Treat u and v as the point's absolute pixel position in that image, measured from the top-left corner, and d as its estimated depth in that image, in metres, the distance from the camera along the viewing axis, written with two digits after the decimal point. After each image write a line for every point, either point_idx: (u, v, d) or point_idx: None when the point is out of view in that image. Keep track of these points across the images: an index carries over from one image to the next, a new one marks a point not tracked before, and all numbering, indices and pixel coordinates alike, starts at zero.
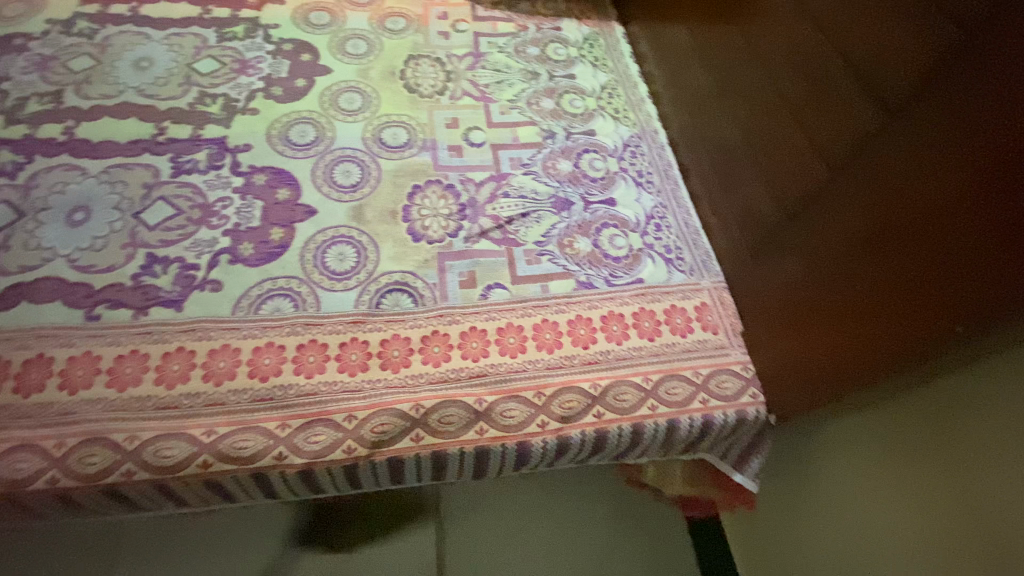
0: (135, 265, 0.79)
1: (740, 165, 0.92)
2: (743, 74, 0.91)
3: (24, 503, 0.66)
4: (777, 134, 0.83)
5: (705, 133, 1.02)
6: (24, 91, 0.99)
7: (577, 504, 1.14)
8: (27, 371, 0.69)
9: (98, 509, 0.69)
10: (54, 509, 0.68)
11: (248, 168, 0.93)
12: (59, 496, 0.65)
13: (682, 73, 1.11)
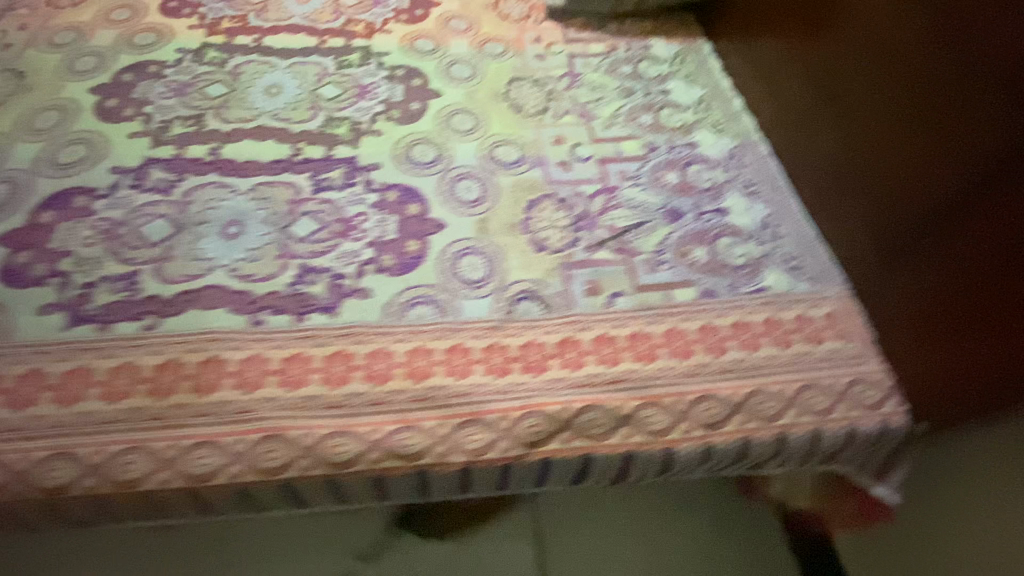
0: (291, 275, 0.85)
1: (851, 176, 0.92)
2: (856, 84, 0.91)
3: (208, 501, 0.70)
4: (895, 135, 0.83)
5: (812, 144, 1.03)
6: (168, 114, 1.05)
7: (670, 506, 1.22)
8: (204, 372, 0.73)
9: (270, 507, 0.72)
10: (230, 505, 0.71)
11: (380, 186, 0.99)
12: (242, 491, 0.69)
13: (780, 83, 1.13)
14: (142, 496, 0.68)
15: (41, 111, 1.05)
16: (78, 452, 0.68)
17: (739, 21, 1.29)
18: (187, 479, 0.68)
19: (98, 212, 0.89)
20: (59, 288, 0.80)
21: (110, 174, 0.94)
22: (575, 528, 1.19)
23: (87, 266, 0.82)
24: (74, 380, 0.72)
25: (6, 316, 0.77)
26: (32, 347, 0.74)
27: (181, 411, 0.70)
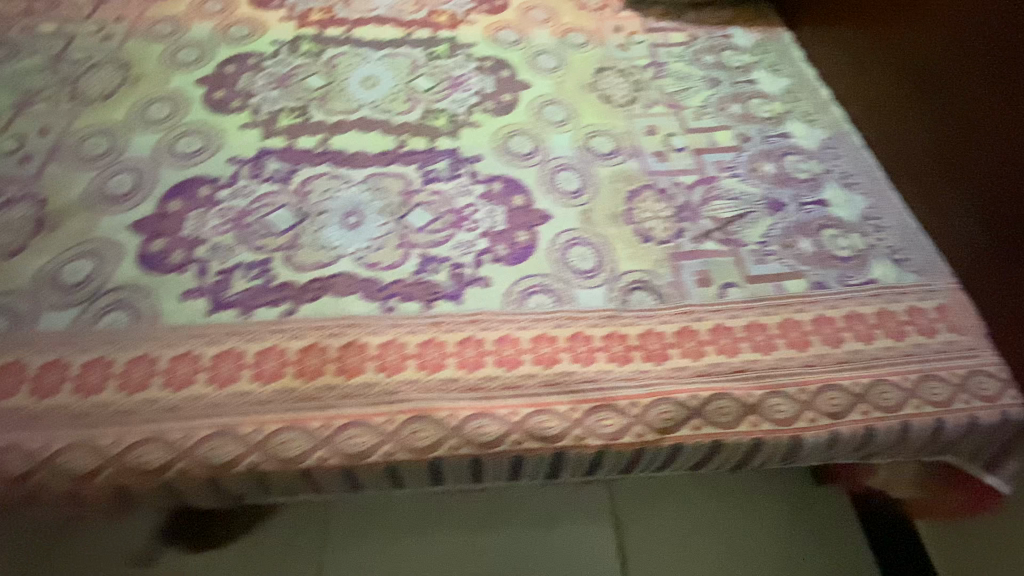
0: (413, 264, 0.88)
1: (956, 163, 0.93)
2: (957, 71, 0.92)
3: (359, 476, 0.72)
4: (1010, 120, 0.83)
5: (907, 132, 1.03)
6: (273, 106, 1.08)
7: (748, 503, 1.21)
8: (346, 355, 0.77)
9: (412, 485, 0.75)
10: (376, 482, 0.74)
11: (485, 177, 1.01)
12: (393, 468, 0.72)
13: (868, 71, 1.12)
14: (299, 472, 0.70)
15: (151, 102, 1.07)
16: (237, 429, 0.71)
17: (822, 7, 1.27)
18: (343, 457, 0.71)
19: (223, 201, 0.92)
20: (198, 275, 0.83)
21: (229, 165, 0.97)
22: (650, 514, 1.19)
23: (222, 254, 0.85)
24: (224, 362, 0.75)
25: (151, 301, 0.80)
26: (180, 332, 0.77)
27: (329, 392, 0.73)
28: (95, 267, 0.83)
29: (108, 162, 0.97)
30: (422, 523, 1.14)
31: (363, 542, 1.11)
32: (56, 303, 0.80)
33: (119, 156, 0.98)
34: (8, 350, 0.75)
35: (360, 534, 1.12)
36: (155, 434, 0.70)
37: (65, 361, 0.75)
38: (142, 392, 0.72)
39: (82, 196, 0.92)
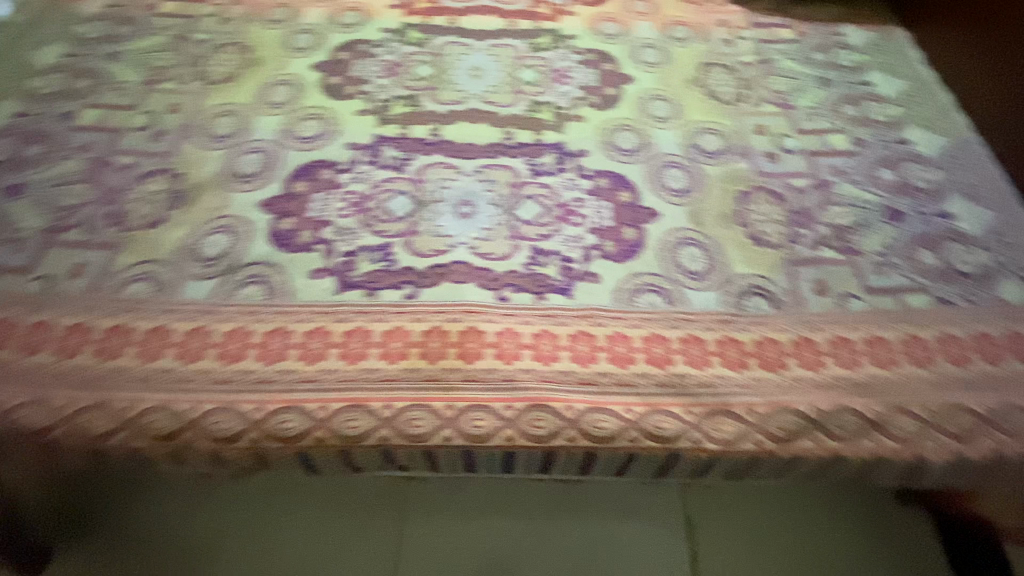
0: (524, 256, 0.89)
1: None
2: None
3: (477, 457, 0.76)
4: None
5: None
6: (386, 94, 1.11)
7: (830, 522, 1.09)
8: (466, 341, 0.80)
9: (524, 470, 0.78)
10: (491, 464, 0.77)
11: (592, 171, 1.01)
12: (510, 453, 0.75)
13: (1001, 78, 1.06)
14: (422, 449, 0.74)
15: (272, 85, 1.12)
16: (368, 404, 0.75)
17: (948, 4, 1.20)
18: (465, 438, 0.74)
19: (345, 185, 0.97)
20: (325, 254, 0.88)
21: (348, 150, 1.02)
22: (723, 522, 1.09)
23: (347, 236, 0.91)
24: (352, 339, 0.80)
25: (285, 277, 0.85)
26: (312, 308, 0.82)
27: (451, 374, 0.77)
28: (232, 242, 0.88)
29: (237, 142, 1.02)
30: (482, 507, 1.06)
31: (421, 520, 1.05)
32: (197, 273, 0.85)
33: (246, 137, 1.03)
34: (155, 315, 0.80)
35: (419, 515, 1.06)
36: (291, 403, 0.74)
37: (207, 328, 0.79)
38: (280, 362, 0.77)
39: (215, 173, 0.97)
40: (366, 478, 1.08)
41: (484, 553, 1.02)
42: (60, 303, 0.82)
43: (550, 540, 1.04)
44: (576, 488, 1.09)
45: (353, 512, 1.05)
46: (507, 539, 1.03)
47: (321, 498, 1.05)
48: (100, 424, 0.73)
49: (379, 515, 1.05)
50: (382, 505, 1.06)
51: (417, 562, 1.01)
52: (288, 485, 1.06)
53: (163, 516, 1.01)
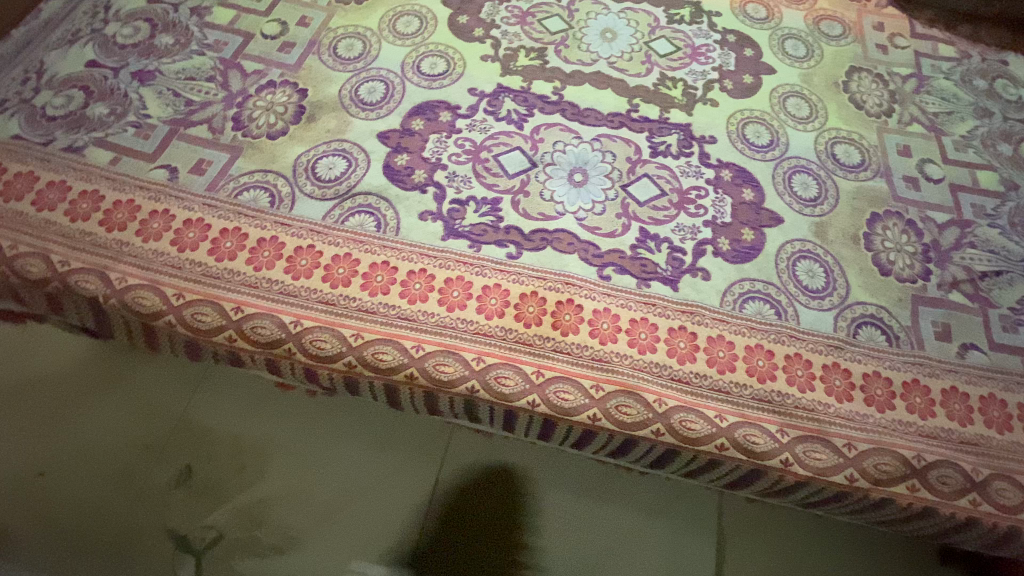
0: (632, 237, 0.86)
1: None
2: None
3: (555, 427, 0.75)
4: None
5: None
6: (513, 42, 1.07)
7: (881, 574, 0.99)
8: (561, 312, 0.78)
9: (598, 448, 0.78)
10: (567, 436, 0.77)
11: (716, 161, 0.95)
12: (591, 431, 0.74)
13: None
14: (505, 408, 0.75)
15: (400, 14, 1.09)
16: (462, 353, 0.75)
17: None
18: (550, 408, 0.73)
19: (461, 130, 0.95)
20: (436, 198, 0.88)
21: (469, 95, 0.99)
22: (756, 541, 1.03)
23: (458, 182, 0.90)
24: (451, 287, 0.80)
25: (395, 214, 0.86)
26: (418, 249, 0.83)
27: (543, 341, 0.76)
28: (349, 167, 0.89)
29: (360, 67, 1.01)
30: (520, 470, 1.06)
31: (456, 470, 1.07)
32: (311, 192, 0.86)
33: (370, 64, 1.01)
34: (268, 226, 0.81)
35: (458, 463, 1.07)
36: (389, 337, 0.75)
37: (316, 248, 0.81)
38: (382, 295, 0.78)
39: (337, 96, 0.97)
40: (410, 419, 1.10)
41: (513, 516, 1.03)
42: (180, 196, 0.82)
43: (579, 519, 1.03)
44: (613, 472, 1.07)
45: (393, 447, 1.07)
46: (537, 508, 1.04)
47: (368, 426, 1.09)
48: (210, 318, 0.74)
49: (418, 457, 1.07)
50: (424, 447, 1.08)
51: (448, 508, 1.03)
52: (337, 407, 1.10)
53: (218, 408, 1.07)
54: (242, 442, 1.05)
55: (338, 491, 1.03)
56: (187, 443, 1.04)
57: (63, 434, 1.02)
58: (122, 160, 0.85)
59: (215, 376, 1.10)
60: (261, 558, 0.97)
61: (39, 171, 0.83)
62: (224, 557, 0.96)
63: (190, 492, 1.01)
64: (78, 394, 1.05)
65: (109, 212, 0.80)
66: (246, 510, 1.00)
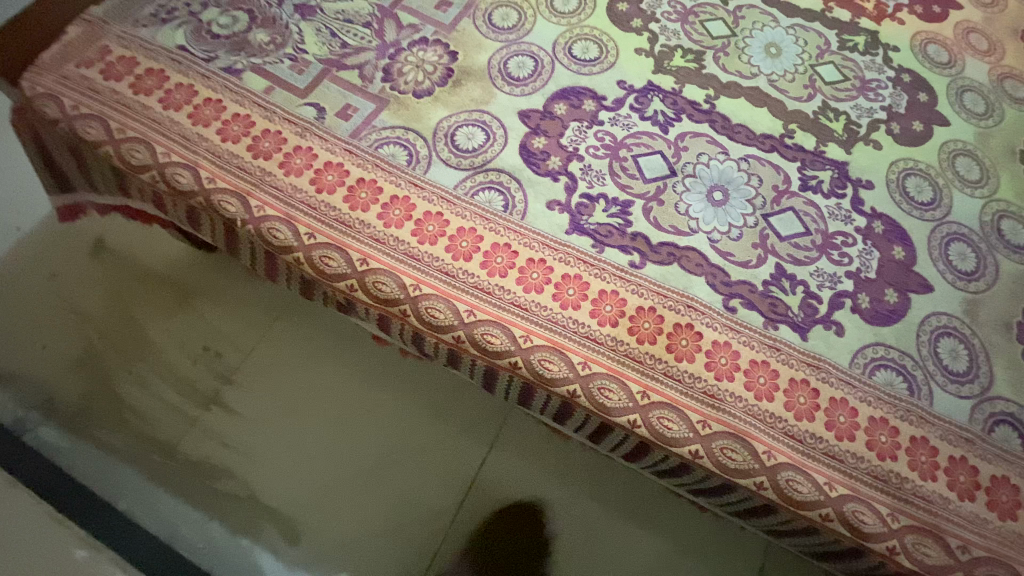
0: (767, 272, 0.81)
1: None
2: None
3: (651, 451, 0.74)
4: None
5: None
6: (670, 40, 1.01)
7: None
8: (679, 337, 0.75)
9: (686, 480, 0.77)
10: (659, 462, 0.76)
11: (869, 210, 0.88)
12: (688, 465, 0.72)
13: None
14: (602, 419, 0.73)
15: None
16: (570, 356, 0.73)
17: None
18: (652, 434, 0.71)
19: (603, 123, 0.91)
20: (566, 189, 0.84)
21: (617, 88, 0.95)
22: None
23: (591, 177, 0.86)
24: (566, 285, 0.77)
25: (524, 197, 0.83)
26: (541, 238, 0.80)
27: (653, 362, 0.73)
28: (487, 140, 0.87)
29: (511, 39, 0.97)
30: (567, 467, 1.20)
31: (504, 457, 1.21)
32: (447, 158, 0.85)
33: (522, 37, 0.98)
34: (402, 185, 0.82)
35: (503, 448, 1.22)
36: (500, 321, 0.74)
37: (444, 216, 0.80)
38: (500, 277, 0.77)
39: (486, 64, 0.94)
40: (462, 397, 1.27)
41: (546, 506, 1.17)
42: (325, 137, 0.83)
43: (608, 529, 1.15)
44: (656, 495, 1.18)
45: (450, 420, 1.24)
46: (572, 510, 1.17)
47: (431, 396, 1.26)
48: (341, 264, 0.76)
49: (472, 436, 1.23)
50: (486, 422, 1.24)
51: (490, 491, 1.18)
52: (394, 370, 1.28)
53: (290, 340, 1.30)
54: (328, 386, 1.26)
55: (390, 447, 1.22)
56: (284, 376, 1.27)
57: (194, 340, 1.28)
58: (275, 90, 0.87)
59: (317, 321, 1.33)
60: (324, 488, 1.18)
61: (198, 85, 0.85)
62: (295, 480, 1.18)
63: (275, 419, 1.23)
64: (204, 304, 1.31)
65: (257, 139, 0.82)
66: (319, 446, 1.21)
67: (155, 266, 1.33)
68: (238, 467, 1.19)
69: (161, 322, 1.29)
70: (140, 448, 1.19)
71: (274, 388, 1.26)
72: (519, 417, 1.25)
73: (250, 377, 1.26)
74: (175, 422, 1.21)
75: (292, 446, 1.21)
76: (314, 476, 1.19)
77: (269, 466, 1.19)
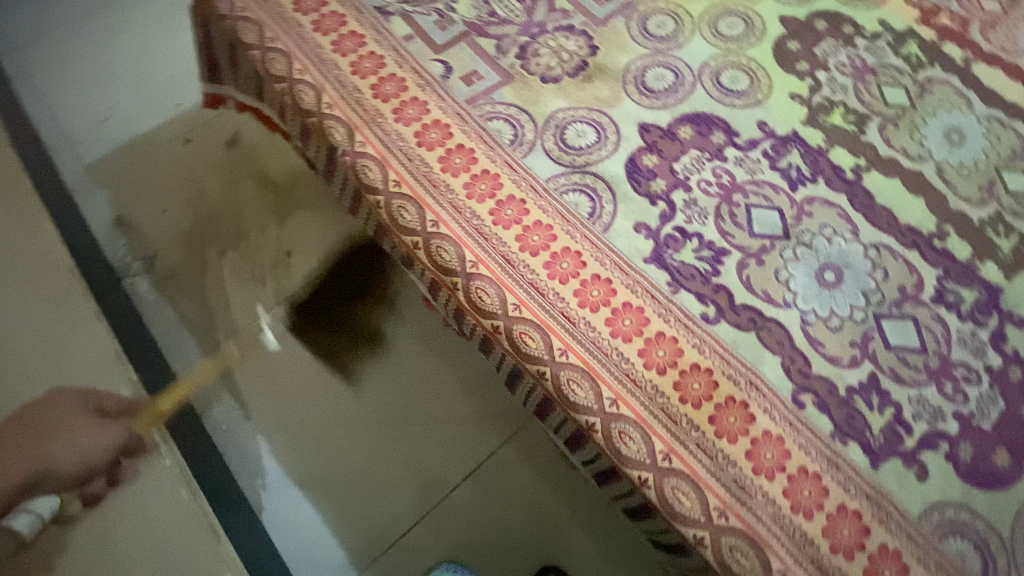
0: (856, 378, 0.71)
1: None
2: None
3: (654, 518, 0.67)
4: None
5: None
6: (834, 94, 0.90)
7: None
8: (726, 412, 0.67)
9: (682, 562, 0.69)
10: (660, 532, 0.69)
11: (1009, 351, 0.73)
12: (688, 548, 0.65)
13: None
14: (612, 463, 0.67)
15: (726, 11, 0.96)
16: (602, 388, 0.67)
17: None
18: (659, 501, 0.64)
19: (726, 160, 0.83)
20: (661, 216, 0.78)
21: (756, 129, 0.86)
22: None
23: (693, 212, 0.79)
24: (624, 314, 0.71)
25: (613, 210, 0.78)
26: (616, 256, 0.75)
27: (688, 427, 0.66)
28: (597, 142, 0.83)
29: (659, 49, 0.92)
30: (566, 493, 1.19)
31: (512, 457, 1.22)
32: (550, 149, 0.82)
33: (671, 49, 0.92)
34: (497, 162, 0.80)
35: (514, 449, 1.23)
36: (542, 326, 0.70)
37: (526, 205, 0.78)
38: (558, 282, 0.73)
39: (624, 68, 0.89)
40: (494, 384, 1.28)
41: (538, 523, 1.17)
42: (442, 97, 0.84)
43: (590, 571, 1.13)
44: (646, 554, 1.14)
45: (475, 401, 1.27)
46: (561, 540, 1.16)
47: (467, 372, 1.29)
48: (414, 221, 0.77)
49: (489, 426, 1.25)
50: (503, 420, 1.26)
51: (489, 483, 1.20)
52: (440, 335, 1.32)
53: (359, 271, 1.37)
54: (378, 328, 1.32)
55: (413, 405, 1.26)
56: (343, 305, 1.34)
57: (279, 243, 1.39)
58: (414, 40, 0.88)
59: (386, 267, 1.38)
60: (343, 422, 1.24)
61: (349, 17, 0.89)
62: (319, 405, 1.25)
63: (323, 342, 1.31)
64: (299, 213, 1.42)
65: (381, 80, 0.84)
66: (352, 380, 1.28)
67: (270, 169, 1.47)
68: (277, 370, 1.28)
69: (259, 217, 1.42)
70: (204, 323, 1.31)
71: (329, 315, 1.33)
72: (534, 426, 1.24)
73: (314, 293, 1.35)
74: (241, 313, 1.33)
75: (327, 371, 1.28)
76: (337, 407, 1.25)
77: (301, 382, 1.27)
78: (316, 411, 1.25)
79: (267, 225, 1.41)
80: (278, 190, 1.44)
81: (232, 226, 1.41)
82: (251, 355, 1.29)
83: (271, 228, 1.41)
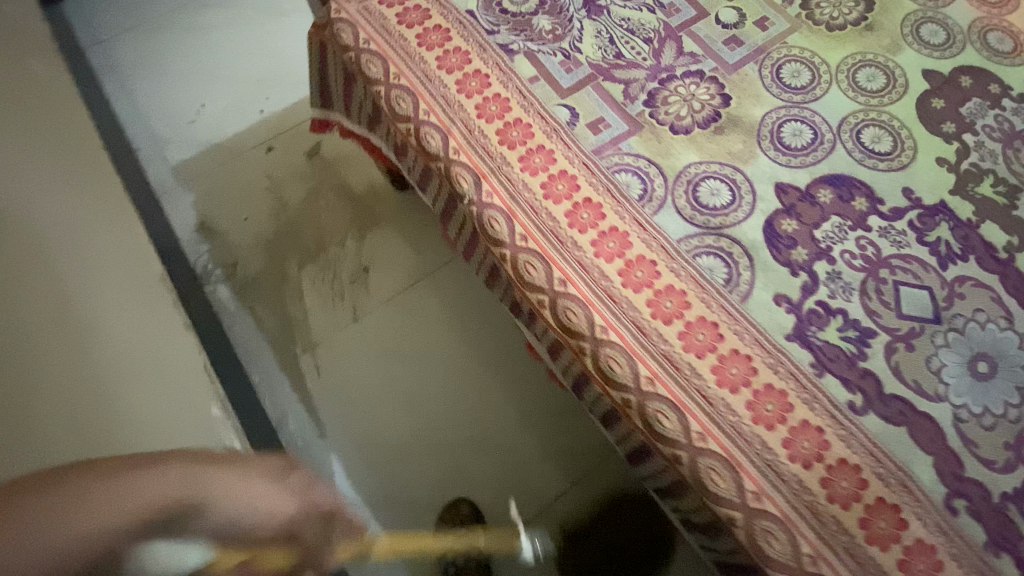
0: (1013, 484, 0.66)
1: None
2: None
3: None
4: None
5: None
6: (983, 161, 0.84)
7: None
8: (876, 515, 0.63)
9: None
10: None
11: None
12: None
13: None
14: (750, 559, 0.64)
15: (865, 62, 0.90)
16: (745, 479, 0.64)
17: None
18: None
19: (869, 230, 0.78)
20: (802, 288, 0.73)
21: (900, 196, 0.80)
22: None
23: (837, 287, 0.74)
24: (766, 398, 0.67)
25: (751, 278, 0.74)
26: (756, 333, 0.70)
27: (836, 529, 0.62)
28: (732, 202, 0.78)
29: (794, 101, 0.87)
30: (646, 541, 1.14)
31: (584, 497, 1.19)
32: (682, 207, 0.78)
33: (807, 102, 0.87)
34: (626, 218, 0.77)
35: (588, 487, 1.20)
36: (679, 404, 0.66)
37: (658, 267, 0.74)
38: (694, 356, 0.69)
39: (758, 121, 0.84)
40: (567, 418, 1.26)
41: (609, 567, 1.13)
42: (569, 145, 0.81)
43: None
44: None
45: (548, 434, 1.25)
46: None
47: (546, 403, 1.27)
48: (543, 281, 0.74)
49: (561, 463, 1.22)
50: (586, 454, 1.23)
51: (564, 518, 1.17)
52: (515, 363, 1.31)
53: (437, 292, 1.37)
54: (453, 350, 1.32)
55: (485, 433, 1.24)
56: (420, 325, 1.33)
57: (359, 258, 1.39)
58: (539, 82, 0.85)
59: (458, 292, 1.37)
60: (415, 446, 1.23)
61: (473, 55, 0.86)
62: (392, 426, 1.25)
63: (398, 361, 1.30)
64: (378, 228, 1.42)
65: (507, 125, 0.81)
66: (426, 404, 1.26)
67: (350, 181, 1.47)
68: (351, 387, 1.27)
69: (339, 231, 1.41)
70: (282, 335, 1.31)
71: (405, 335, 1.32)
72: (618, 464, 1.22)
73: (391, 311, 1.34)
74: (319, 328, 1.32)
75: (402, 392, 1.27)
76: (410, 430, 1.24)
77: (374, 401, 1.26)
78: (390, 434, 1.24)
79: (347, 239, 1.40)
80: (358, 205, 1.44)
81: (312, 237, 1.40)
82: (327, 372, 1.29)
83: (351, 242, 1.40)
